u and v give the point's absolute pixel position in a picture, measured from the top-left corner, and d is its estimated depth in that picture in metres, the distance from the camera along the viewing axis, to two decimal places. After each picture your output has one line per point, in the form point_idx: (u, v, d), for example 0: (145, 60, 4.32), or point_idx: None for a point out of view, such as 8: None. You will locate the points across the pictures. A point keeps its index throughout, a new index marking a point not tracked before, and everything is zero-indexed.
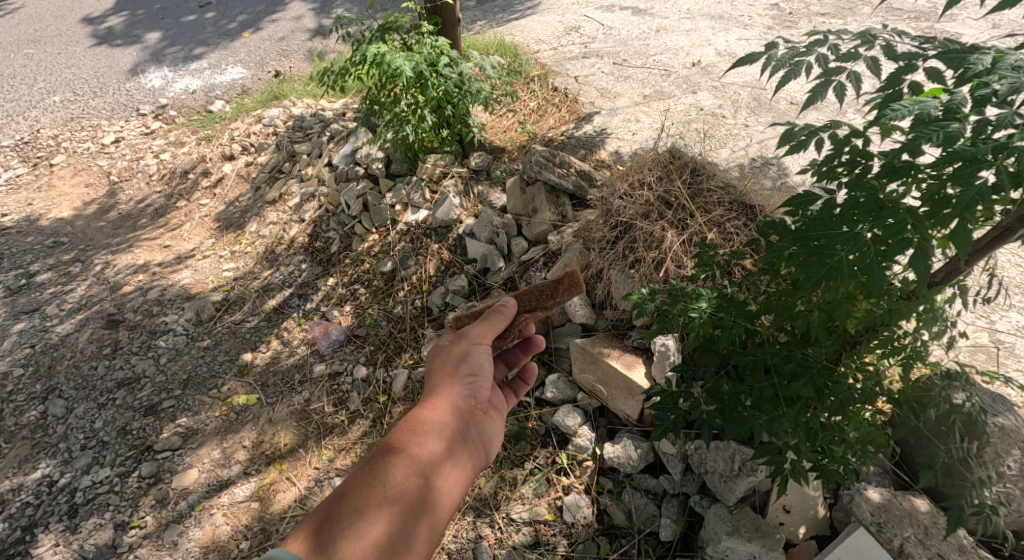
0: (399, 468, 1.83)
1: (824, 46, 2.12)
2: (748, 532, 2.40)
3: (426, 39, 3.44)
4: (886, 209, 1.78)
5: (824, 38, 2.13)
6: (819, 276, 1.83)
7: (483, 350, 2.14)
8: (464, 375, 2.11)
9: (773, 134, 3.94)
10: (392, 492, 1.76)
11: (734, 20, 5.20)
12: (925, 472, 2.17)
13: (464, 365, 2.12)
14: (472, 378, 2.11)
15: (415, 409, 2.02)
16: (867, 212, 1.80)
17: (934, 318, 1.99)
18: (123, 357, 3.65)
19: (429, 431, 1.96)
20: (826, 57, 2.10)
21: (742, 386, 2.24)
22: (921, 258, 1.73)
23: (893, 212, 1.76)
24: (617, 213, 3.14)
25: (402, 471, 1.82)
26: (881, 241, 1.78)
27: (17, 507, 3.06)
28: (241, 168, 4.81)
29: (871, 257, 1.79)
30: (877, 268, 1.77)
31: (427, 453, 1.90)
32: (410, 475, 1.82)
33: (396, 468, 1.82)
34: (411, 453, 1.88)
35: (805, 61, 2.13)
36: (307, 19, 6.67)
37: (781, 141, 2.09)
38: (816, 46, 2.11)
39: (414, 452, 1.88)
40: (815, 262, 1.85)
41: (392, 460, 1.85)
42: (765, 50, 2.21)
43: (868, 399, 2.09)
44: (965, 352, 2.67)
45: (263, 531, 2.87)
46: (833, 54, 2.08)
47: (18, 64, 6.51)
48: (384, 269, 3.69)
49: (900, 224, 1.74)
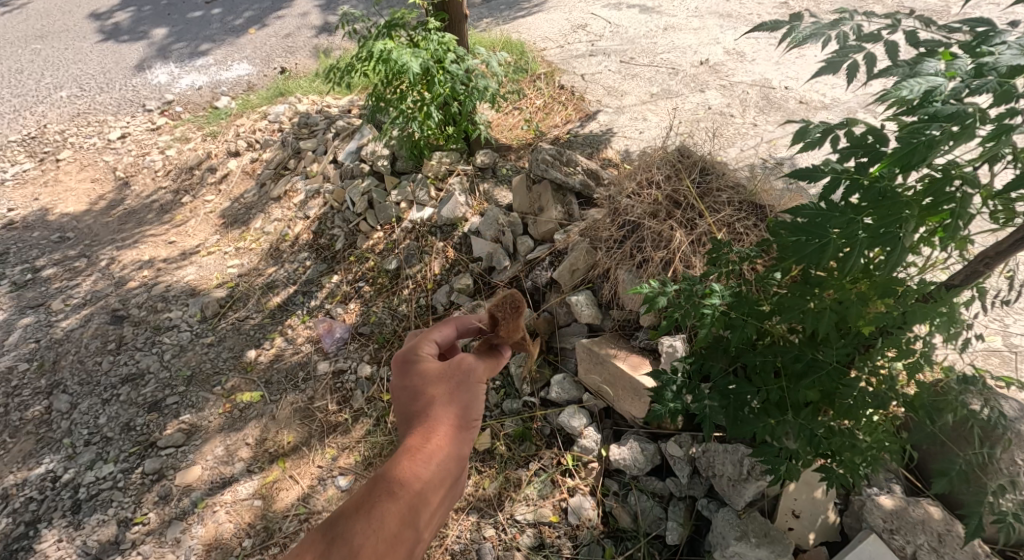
0: (394, 524, 1.48)
1: (848, 25, 2.06)
2: (757, 538, 2.35)
3: (432, 35, 3.40)
4: (890, 198, 1.76)
5: (849, 16, 2.07)
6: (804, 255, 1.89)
7: (484, 387, 1.81)
8: (471, 415, 1.75)
9: (783, 133, 3.90)
10: (382, 548, 1.43)
11: (742, 19, 5.16)
12: (942, 479, 2.14)
13: (471, 401, 1.76)
14: (476, 421, 1.77)
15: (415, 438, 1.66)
16: (868, 200, 1.81)
17: (949, 320, 1.93)
18: (127, 353, 3.64)
19: (433, 478, 1.59)
20: (847, 35, 2.03)
21: (750, 387, 2.20)
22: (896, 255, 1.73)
23: (893, 203, 1.76)
24: (625, 213, 3.11)
25: (398, 532, 1.48)
26: (869, 231, 1.78)
27: (20, 502, 3.06)
28: (246, 164, 4.79)
29: (856, 244, 1.80)
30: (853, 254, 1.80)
31: (427, 511, 1.56)
32: (406, 535, 1.48)
33: (389, 520, 1.48)
34: (410, 501, 1.53)
35: (824, 36, 2.04)
36: (313, 16, 6.64)
37: (796, 137, 2.05)
38: (841, 22, 2.05)
39: (413, 504, 1.53)
40: (805, 241, 1.89)
41: (387, 512, 1.49)
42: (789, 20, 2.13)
43: (882, 404, 2.04)
44: (979, 355, 2.64)
45: (266, 529, 2.86)
46: (856, 33, 2.01)
47: (25, 59, 6.51)
48: (389, 267, 3.68)
49: (896, 215, 1.74)
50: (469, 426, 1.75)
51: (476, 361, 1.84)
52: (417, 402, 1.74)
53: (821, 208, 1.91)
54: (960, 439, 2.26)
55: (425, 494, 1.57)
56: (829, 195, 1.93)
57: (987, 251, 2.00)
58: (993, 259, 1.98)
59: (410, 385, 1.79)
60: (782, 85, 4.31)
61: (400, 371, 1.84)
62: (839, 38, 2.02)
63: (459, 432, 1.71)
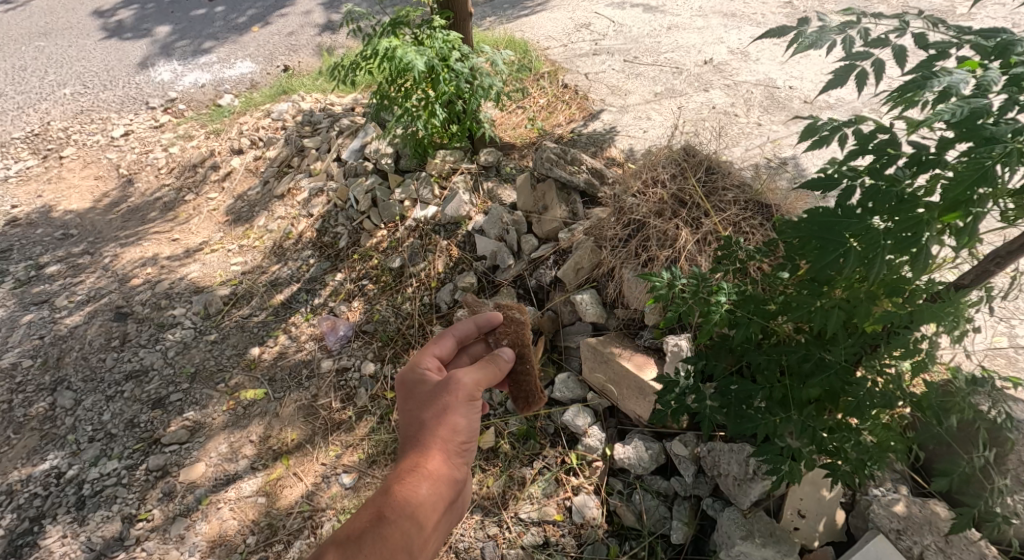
0: (388, 546, 1.67)
1: (856, 28, 2.01)
2: (763, 537, 2.35)
3: (437, 34, 3.40)
4: (907, 202, 1.74)
5: (857, 19, 2.03)
6: (822, 262, 1.86)
7: (477, 410, 1.98)
8: (460, 439, 1.93)
9: (787, 132, 3.90)
10: None
11: (745, 18, 5.15)
12: (942, 479, 2.13)
13: (461, 424, 1.94)
14: (468, 443, 1.95)
15: (412, 462, 1.87)
16: (884, 203, 1.78)
17: (957, 321, 1.92)
18: (131, 350, 3.65)
19: (426, 502, 1.79)
20: (853, 40, 1.98)
21: (755, 384, 2.20)
22: (922, 259, 1.70)
23: (910, 207, 1.74)
24: (629, 211, 3.10)
25: (390, 550, 1.66)
26: (890, 235, 1.75)
27: (25, 498, 3.06)
28: (250, 162, 4.79)
29: (876, 250, 1.77)
30: (876, 260, 1.76)
31: (420, 532, 1.74)
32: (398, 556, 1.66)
33: (385, 542, 1.67)
34: (404, 525, 1.72)
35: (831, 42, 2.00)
36: (316, 14, 6.64)
37: (803, 135, 2.04)
38: (849, 25, 2.00)
39: (407, 528, 1.72)
40: (822, 249, 1.87)
41: (379, 532, 1.68)
42: (794, 26, 2.08)
43: (889, 402, 2.02)
44: (984, 356, 2.64)
45: (269, 526, 2.86)
46: (862, 37, 1.96)
47: (28, 56, 6.52)
48: (392, 265, 3.67)
49: (914, 220, 1.71)
50: (462, 448, 1.93)
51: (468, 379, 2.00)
52: (413, 426, 1.96)
53: (836, 212, 1.89)
54: (965, 440, 2.26)
55: (417, 516, 1.76)
56: (846, 200, 1.90)
57: (997, 251, 1.99)
58: (1003, 259, 1.97)
59: (406, 410, 2.02)
60: (786, 85, 4.30)
61: (401, 394, 2.07)
62: (845, 43, 1.96)
63: (453, 456, 1.90)
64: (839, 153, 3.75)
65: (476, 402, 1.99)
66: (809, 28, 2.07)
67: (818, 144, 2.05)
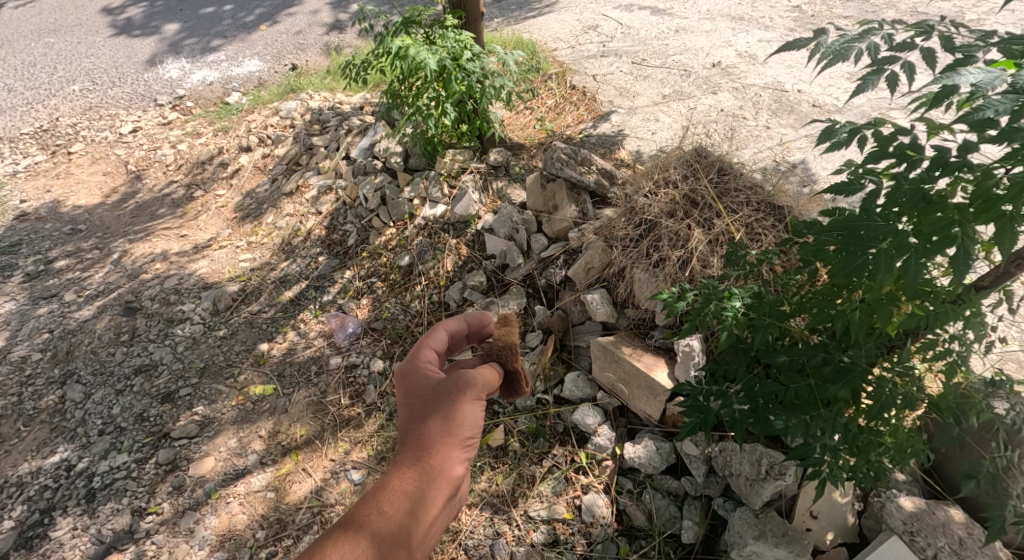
0: (388, 546, 1.69)
1: (877, 35, 2.03)
2: (775, 537, 2.36)
3: (450, 33, 3.41)
4: (934, 204, 1.73)
5: (878, 27, 2.03)
6: (853, 266, 1.81)
7: (480, 406, 1.95)
8: (464, 434, 1.91)
9: (798, 134, 3.91)
10: None
11: (754, 22, 5.15)
12: (966, 481, 2.14)
13: (465, 420, 1.92)
14: (472, 438, 1.93)
15: (412, 456, 1.86)
16: (913, 206, 1.76)
17: (975, 321, 1.95)
18: (140, 344, 3.66)
19: (425, 499, 1.80)
20: (877, 47, 2.00)
21: (775, 388, 2.20)
22: (962, 258, 1.68)
23: (941, 208, 1.72)
24: (641, 211, 3.11)
25: (390, 547, 1.69)
26: (921, 237, 1.74)
27: (35, 490, 3.07)
28: (258, 159, 4.82)
29: (912, 252, 1.74)
30: (912, 265, 1.73)
31: (418, 530, 1.76)
32: (396, 553, 1.70)
33: (385, 541, 1.70)
34: (402, 523, 1.74)
35: (853, 50, 2.02)
36: (324, 14, 6.66)
37: (822, 138, 2.04)
38: (870, 34, 2.02)
39: (406, 527, 1.74)
40: (852, 254, 1.83)
41: (377, 528, 1.72)
42: (813, 37, 2.11)
43: (909, 403, 2.04)
44: (995, 360, 2.65)
45: (279, 521, 2.87)
46: (886, 44, 1.98)
47: (39, 52, 6.56)
48: (401, 263, 3.68)
49: (947, 221, 1.70)
50: (465, 444, 1.92)
51: (472, 375, 1.96)
52: (415, 419, 1.93)
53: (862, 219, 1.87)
54: (985, 442, 2.25)
55: (415, 515, 1.77)
56: (870, 207, 1.91)
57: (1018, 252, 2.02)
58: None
59: (408, 404, 1.96)
60: (794, 88, 4.30)
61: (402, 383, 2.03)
62: (870, 50, 1.99)
63: (456, 452, 1.89)
64: (849, 155, 3.74)
65: (481, 400, 1.96)
66: (832, 38, 2.09)
67: (834, 147, 2.06)
